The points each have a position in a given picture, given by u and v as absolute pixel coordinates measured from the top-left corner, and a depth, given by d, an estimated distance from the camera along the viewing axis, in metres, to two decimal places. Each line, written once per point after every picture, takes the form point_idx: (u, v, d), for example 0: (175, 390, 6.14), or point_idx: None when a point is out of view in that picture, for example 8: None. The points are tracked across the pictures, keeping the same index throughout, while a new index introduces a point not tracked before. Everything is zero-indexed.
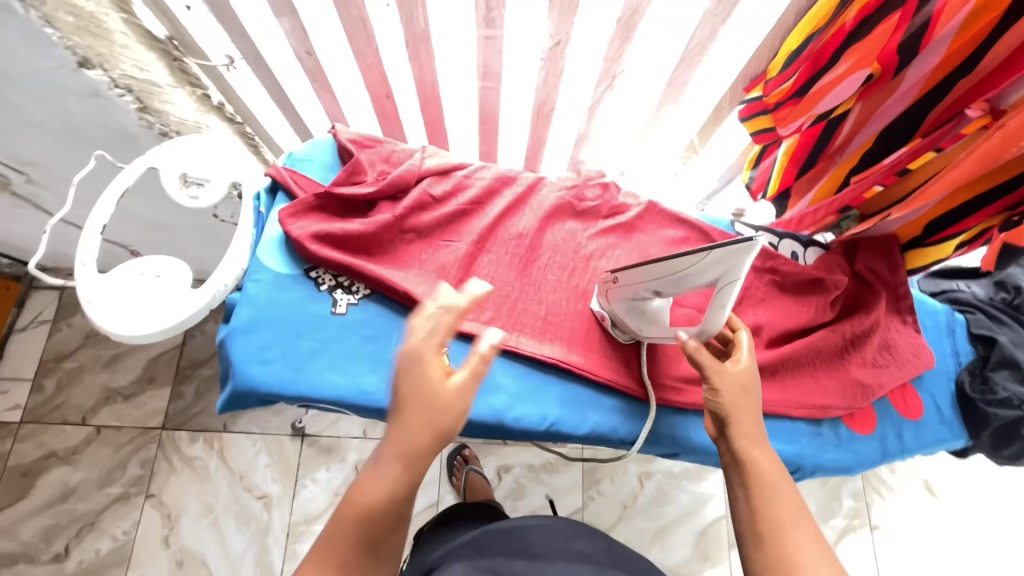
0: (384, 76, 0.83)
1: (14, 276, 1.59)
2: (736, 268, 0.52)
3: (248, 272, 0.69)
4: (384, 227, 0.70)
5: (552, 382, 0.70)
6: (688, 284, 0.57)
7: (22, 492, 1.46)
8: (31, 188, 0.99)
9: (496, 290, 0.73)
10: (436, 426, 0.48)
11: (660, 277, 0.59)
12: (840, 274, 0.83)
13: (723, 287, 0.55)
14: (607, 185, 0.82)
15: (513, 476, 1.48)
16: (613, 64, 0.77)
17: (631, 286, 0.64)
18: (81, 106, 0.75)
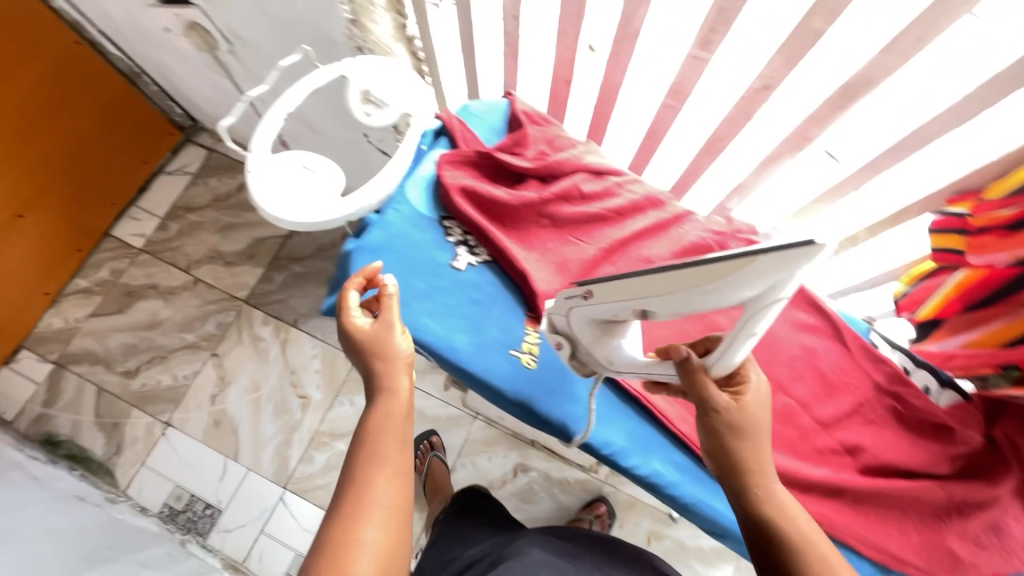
0: (573, 61, 0.84)
1: (179, 126, 1.80)
2: (782, 283, 0.42)
3: (392, 200, 0.72)
4: (526, 205, 0.70)
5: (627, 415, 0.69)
6: (711, 304, 0.47)
7: (121, 308, 1.65)
8: (230, 58, 1.10)
9: None
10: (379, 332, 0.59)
11: (675, 292, 0.48)
12: (973, 431, 0.74)
13: (755, 311, 0.45)
14: (755, 244, 0.78)
15: (528, 478, 1.49)
16: (813, 126, 0.73)
17: (610, 306, 0.57)
18: (304, 2, 0.80)
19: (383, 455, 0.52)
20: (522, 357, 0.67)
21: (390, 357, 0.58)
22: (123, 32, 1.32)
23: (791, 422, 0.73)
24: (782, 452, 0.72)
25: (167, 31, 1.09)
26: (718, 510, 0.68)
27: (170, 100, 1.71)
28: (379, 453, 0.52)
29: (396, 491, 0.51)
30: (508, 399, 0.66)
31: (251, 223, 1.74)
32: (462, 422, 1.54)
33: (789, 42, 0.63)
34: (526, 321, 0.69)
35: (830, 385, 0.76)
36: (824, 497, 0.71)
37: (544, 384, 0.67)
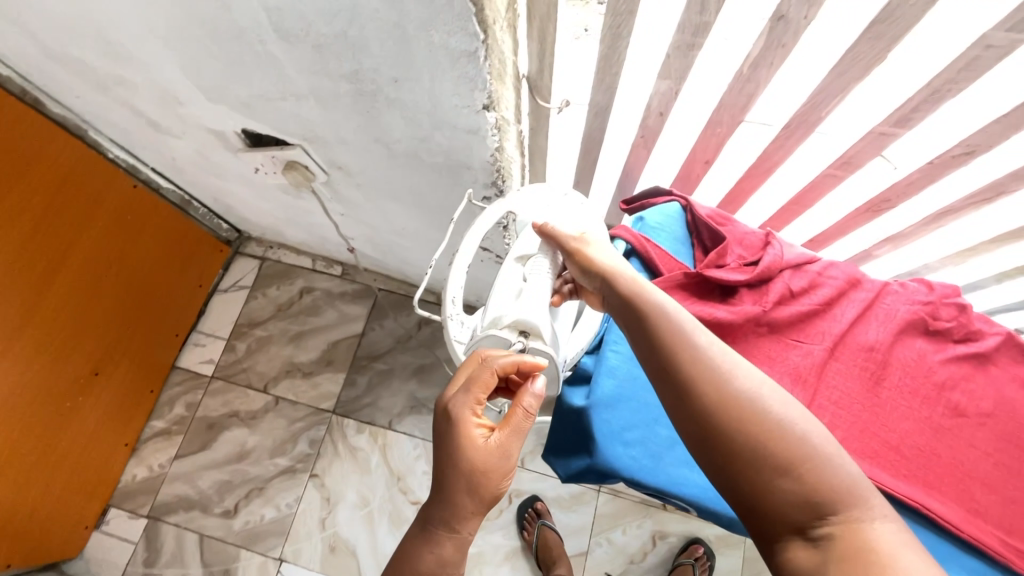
0: (721, 144, 0.81)
1: (226, 240, 1.74)
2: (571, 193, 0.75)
3: (604, 336, 0.68)
4: (746, 321, 0.67)
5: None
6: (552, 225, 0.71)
7: (206, 443, 1.57)
8: (323, 186, 1.06)
9: (847, 407, 0.68)
10: (491, 451, 0.54)
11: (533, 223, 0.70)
12: None
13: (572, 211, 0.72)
14: (966, 308, 0.74)
15: (668, 545, 1.43)
16: (1012, 180, 0.69)
17: (520, 278, 0.64)
18: (445, 137, 0.77)
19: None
20: None
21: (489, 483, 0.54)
22: (184, 168, 1.27)
23: None
24: None
25: (256, 171, 1.05)
26: None
27: (218, 218, 1.65)
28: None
29: None
30: None
31: (321, 328, 1.68)
32: (587, 497, 1.48)
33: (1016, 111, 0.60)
34: None
35: None
36: None
37: None
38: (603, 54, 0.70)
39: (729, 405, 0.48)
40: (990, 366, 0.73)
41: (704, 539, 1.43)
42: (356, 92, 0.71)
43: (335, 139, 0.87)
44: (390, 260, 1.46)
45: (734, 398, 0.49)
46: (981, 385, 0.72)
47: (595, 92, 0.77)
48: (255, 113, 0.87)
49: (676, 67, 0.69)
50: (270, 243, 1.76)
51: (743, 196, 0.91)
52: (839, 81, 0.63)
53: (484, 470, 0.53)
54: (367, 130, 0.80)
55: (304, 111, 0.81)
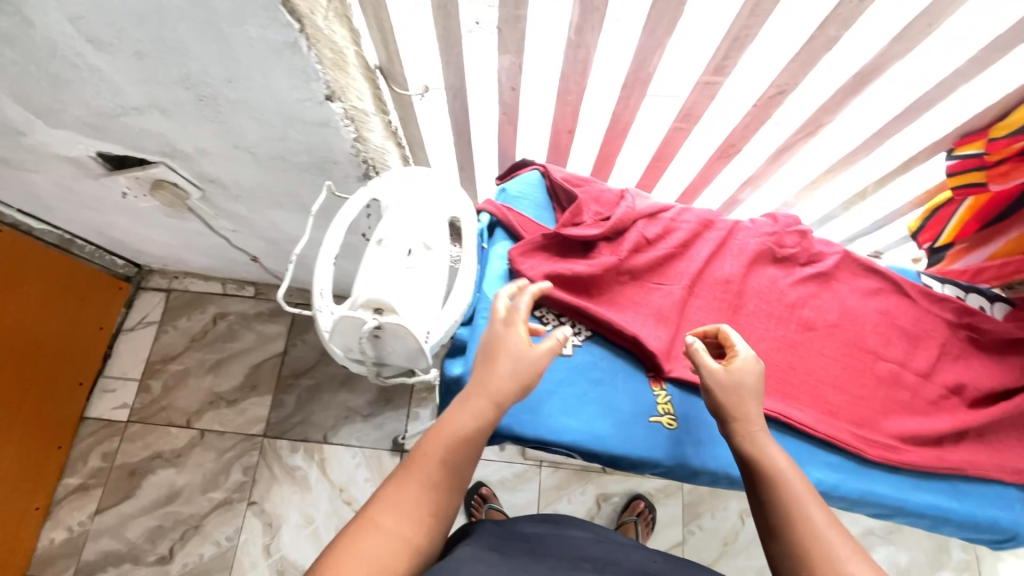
0: (577, 112, 0.85)
1: (125, 277, 1.65)
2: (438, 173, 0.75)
3: (476, 306, 0.70)
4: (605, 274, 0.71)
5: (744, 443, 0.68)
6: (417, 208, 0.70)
7: (129, 492, 1.48)
8: (202, 203, 1.03)
9: None
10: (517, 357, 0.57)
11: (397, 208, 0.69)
12: None
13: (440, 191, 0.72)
14: (807, 234, 0.82)
15: (613, 505, 1.49)
16: (824, 113, 0.76)
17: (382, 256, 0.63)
18: (302, 133, 0.76)
19: (438, 462, 0.52)
20: (661, 420, 0.67)
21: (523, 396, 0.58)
22: (53, 205, 1.19)
23: (897, 384, 0.76)
24: (902, 417, 0.74)
25: (125, 195, 1.00)
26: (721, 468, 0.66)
27: (110, 254, 1.56)
28: (435, 453, 0.52)
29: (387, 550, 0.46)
30: (666, 465, 0.65)
31: (240, 352, 1.62)
32: (530, 474, 1.51)
33: (804, 51, 0.66)
34: (651, 382, 0.69)
35: (913, 337, 0.80)
36: (953, 443, 0.74)
37: (691, 441, 0.66)
38: (441, 34, 0.72)
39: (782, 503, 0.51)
40: (833, 282, 0.81)
41: (645, 494, 1.49)
42: (196, 98, 0.70)
43: (196, 150, 0.85)
44: (298, 272, 1.43)
45: (805, 521, 0.49)
46: (827, 299, 0.79)
47: (446, 73, 0.79)
48: (104, 134, 0.83)
49: (511, 41, 0.72)
50: (174, 273, 1.69)
51: (612, 159, 0.96)
52: (652, 38, 0.67)
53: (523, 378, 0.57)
54: (223, 136, 0.79)
55: (152, 124, 0.78)
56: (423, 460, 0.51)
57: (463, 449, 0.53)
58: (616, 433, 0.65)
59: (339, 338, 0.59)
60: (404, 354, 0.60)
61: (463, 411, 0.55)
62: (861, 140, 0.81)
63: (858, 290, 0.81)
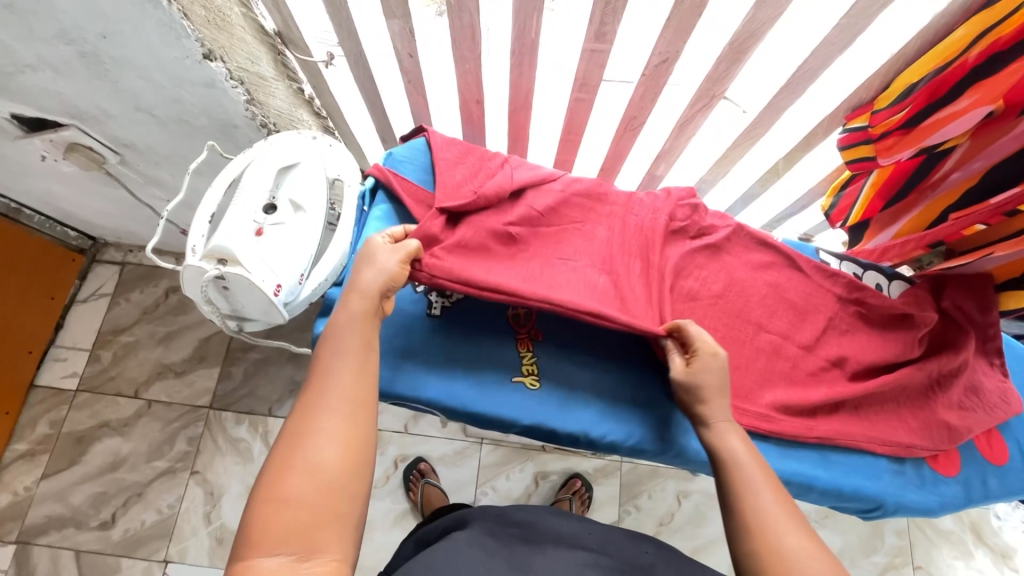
0: (480, 81, 0.85)
1: (79, 249, 1.66)
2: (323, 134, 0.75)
3: (349, 266, 0.71)
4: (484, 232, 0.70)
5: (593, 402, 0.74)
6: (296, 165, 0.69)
7: (75, 458, 1.51)
8: (122, 169, 1.04)
9: None
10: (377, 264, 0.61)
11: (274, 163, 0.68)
12: (930, 310, 0.80)
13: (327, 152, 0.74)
14: (699, 207, 0.82)
15: (550, 483, 1.50)
16: (715, 83, 0.77)
17: (242, 206, 0.63)
18: (193, 94, 0.77)
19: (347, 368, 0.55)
20: (523, 380, 0.73)
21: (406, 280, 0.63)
22: None
23: (777, 355, 0.77)
24: (778, 387, 0.75)
25: (45, 159, 1.01)
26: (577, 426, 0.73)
27: (61, 226, 1.57)
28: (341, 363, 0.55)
29: (334, 459, 0.49)
30: (522, 424, 0.71)
31: (190, 326, 1.64)
32: (471, 451, 1.53)
33: (675, 14, 0.66)
34: (518, 344, 0.74)
35: (801, 311, 0.80)
36: (827, 414, 0.75)
37: (549, 402, 0.72)
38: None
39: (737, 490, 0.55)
40: (724, 254, 0.81)
41: (583, 473, 1.51)
42: (79, 55, 0.71)
43: (100, 112, 0.86)
44: None
45: (757, 506, 0.53)
46: (715, 270, 0.80)
47: (341, 39, 0.80)
48: (7, 93, 0.84)
49: (395, 5, 0.72)
50: (129, 246, 1.70)
51: (524, 131, 0.97)
52: (526, 3, 0.68)
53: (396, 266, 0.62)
54: (119, 96, 0.80)
55: (49, 83, 0.79)
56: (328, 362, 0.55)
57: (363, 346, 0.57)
58: (476, 392, 0.70)
59: (189, 286, 0.61)
60: (258, 307, 0.63)
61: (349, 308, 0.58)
62: (756, 112, 0.82)
63: (749, 263, 0.81)
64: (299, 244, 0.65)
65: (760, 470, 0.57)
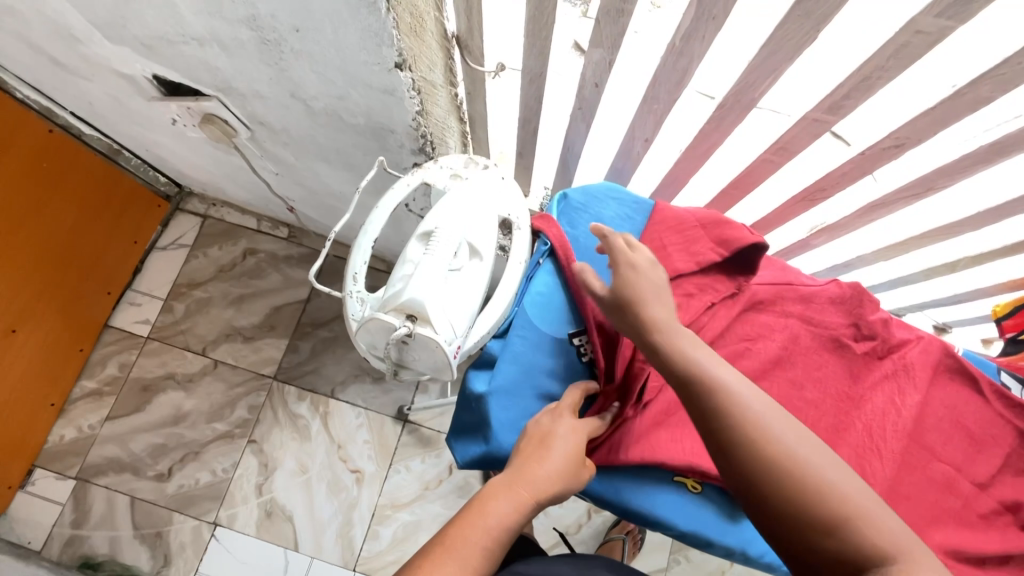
0: (660, 123, 0.77)
1: (166, 195, 1.64)
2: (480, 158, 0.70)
3: (512, 321, 0.66)
4: (666, 386, 0.64)
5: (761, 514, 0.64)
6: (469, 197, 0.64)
7: (140, 406, 1.52)
8: (249, 143, 0.99)
9: None
10: (565, 453, 0.55)
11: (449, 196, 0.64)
12: None
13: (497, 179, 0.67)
14: (888, 321, 0.72)
15: (603, 518, 1.47)
16: (941, 177, 0.67)
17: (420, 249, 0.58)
18: (363, 96, 0.71)
19: (480, 549, 0.47)
20: (685, 481, 0.64)
21: (572, 490, 0.55)
22: (104, 114, 1.17)
23: (948, 490, 0.69)
24: (949, 527, 0.68)
25: (175, 122, 0.97)
26: (739, 543, 0.64)
27: (154, 171, 1.55)
28: (479, 540, 0.47)
29: None
30: (681, 529, 0.63)
31: (264, 291, 1.62)
32: None
33: (943, 104, 0.57)
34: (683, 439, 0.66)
35: (978, 441, 0.72)
36: (996, 567, 0.68)
37: (710, 511, 0.64)
38: (530, 13, 0.64)
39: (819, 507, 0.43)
40: (914, 376, 0.71)
41: None
42: (259, 41, 0.65)
43: (249, 91, 0.80)
44: (328, 223, 1.37)
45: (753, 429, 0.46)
46: (902, 392, 0.71)
47: (526, 56, 0.72)
48: (160, 57, 0.78)
49: (606, 36, 0.64)
50: (212, 200, 1.68)
51: (684, 178, 0.88)
52: (769, 63, 0.59)
53: (571, 473, 0.54)
54: (281, 83, 0.74)
55: (211, 58, 0.73)
56: (458, 549, 0.47)
57: (509, 536, 0.49)
58: (635, 483, 0.64)
59: (364, 334, 0.56)
60: (430, 364, 0.57)
61: (505, 498, 0.51)
62: (968, 213, 0.72)
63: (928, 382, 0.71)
64: (474, 297, 0.59)
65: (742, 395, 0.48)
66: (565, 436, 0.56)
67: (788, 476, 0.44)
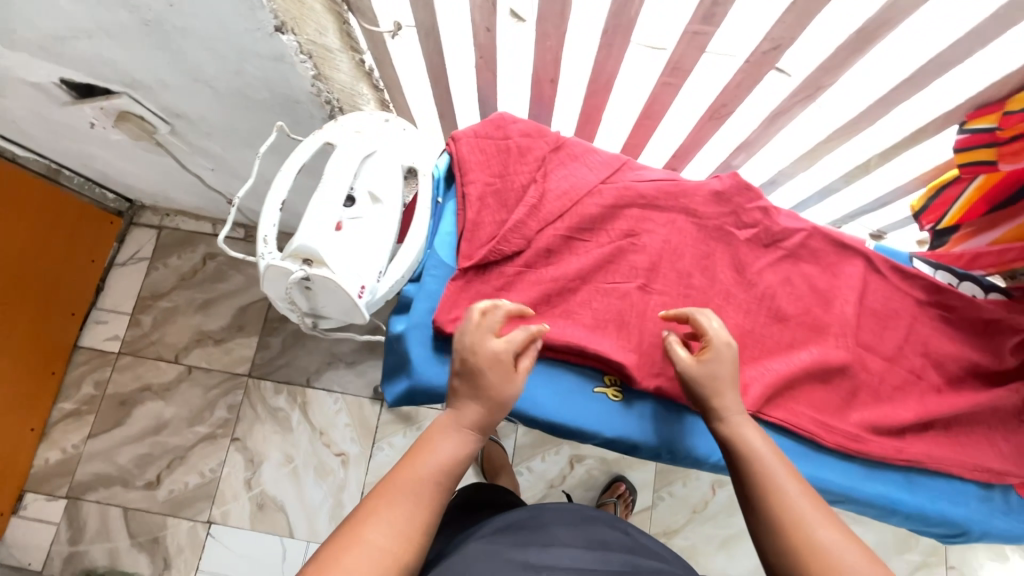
0: (558, 60, 0.79)
1: (117, 211, 1.64)
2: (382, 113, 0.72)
3: (425, 263, 0.67)
4: (543, 275, 0.67)
5: (681, 411, 0.67)
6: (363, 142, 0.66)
7: (120, 419, 1.54)
8: (171, 138, 1.00)
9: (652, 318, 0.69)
10: (502, 377, 0.57)
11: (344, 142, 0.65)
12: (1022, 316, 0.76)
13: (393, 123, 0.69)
14: (769, 209, 0.75)
15: (586, 467, 1.50)
16: (826, 74, 0.70)
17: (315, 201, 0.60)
18: (258, 68, 0.73)
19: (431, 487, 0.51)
20: (606, 391, 0.66)
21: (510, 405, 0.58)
22: (33, 133, 1.17)
23: (862, 371, 0.72)
24: (868, 405, 0.71)
25: (94, 125, 0.97)
26: (668, 439, 0.66)
27: (100, 187, 1.55)
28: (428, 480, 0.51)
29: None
30: (605, 437, 0.65)
31: (228, 293, 1.63)
32: (507, 432, 1.52)
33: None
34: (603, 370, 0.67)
35: (882, 318, 0.76)
36: (916, 434, 0.71)
37: (631, 414, 0.66)
38: None
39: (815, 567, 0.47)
40: (807, 259, 0.75)
41: (627, 478, 1.49)
42: (141, 23, 0.66)
43: (154, 81, 0.81)
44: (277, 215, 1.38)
45: (778, 494, 0.52)
46: (796, 274, 0.75)
47: (414, 8, 0.73)
48: (60, 58, 0.79)
49: None
50: (165, 211, 1.68)
51: (597, 115, 0.90)
52: None
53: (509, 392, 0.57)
54: (181, 68, 0.75)
55: (105, 50, 0.74)
56: (418, 485, 0.51)
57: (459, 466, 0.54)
58: (534, 397, 0.64)
59: (270, 286, 0.59)
60: (337, 306, 0.60)
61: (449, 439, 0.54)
62: (864, 107, 0.75)
63: (818, 266, 0.76)
64: (376, 240, 0.61)
65: (782, 465, 0.54)
66: (497, 363, 0.57)
67: (794, 548, 0.48)
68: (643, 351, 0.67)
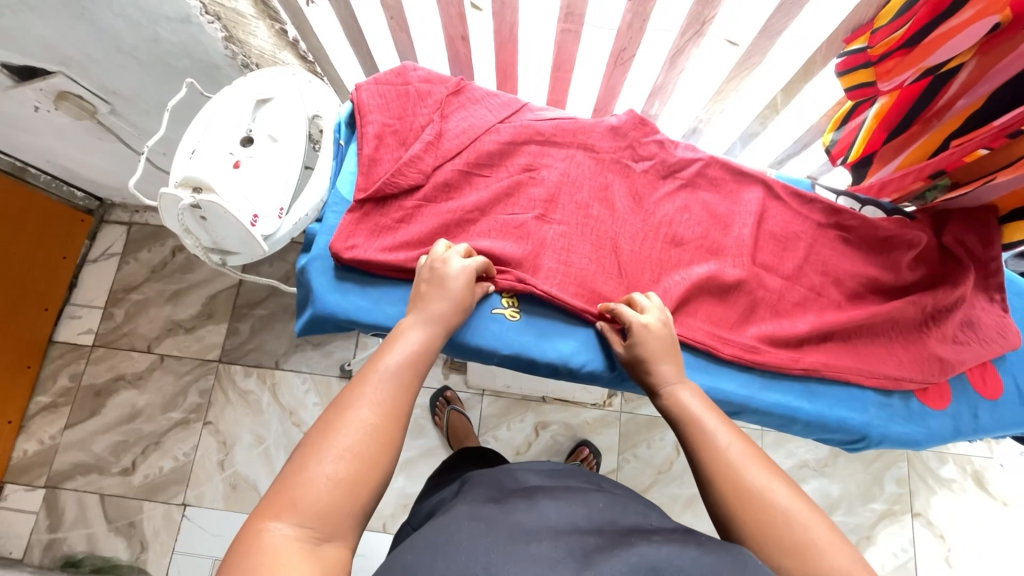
0: (462, 15, 0.83)
1: (87, 210, 1.69)
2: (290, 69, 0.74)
3: (328, 202, 0.72)
4: (440, 209, 0.70)
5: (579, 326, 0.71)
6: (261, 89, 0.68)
7: (95, 410, 1.58)
8: (113, 118, 1.05)
9: (549, 245, 0.72)
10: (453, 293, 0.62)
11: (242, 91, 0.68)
12: (919, 231, 0.79)
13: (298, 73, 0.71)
14: (665, 143, 0.78)
15: (550, 433, 1.53)
16: (706, 7, 0.73)
17: (217, 136, 0.63)
18: (171, 32, 0.77)
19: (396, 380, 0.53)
20: (505, 312, 0.70)
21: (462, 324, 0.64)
22: None
23: (760, 288, 0.75)
24: (765, 320, 0.75)
25: (38, 109, 1.02)
26: (565, 355, 0.69)
27: (68, 185, 1.59)
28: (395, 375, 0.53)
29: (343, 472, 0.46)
30: (503, 354, 0.68)
31: (197, 283, 1.67)
32: (472, 403, 1.54)
33: None
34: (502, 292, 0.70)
35: (782, 241, 0.78)
36: (814, 346, 0.74)
37: (528, 333, 0.70)
38: None
39: (762, 515, 0.47)
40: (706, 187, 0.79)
41: (590, 441, 1.51)
42: None
43: (83, 57, 0.85)
44: None
45: (715, 447, 0.53)
46: (695, 202, 0.78)
47: None
48: None
49: None
50: (135, 207, 1.72)
51: (513, 69, 0.94)
52: None
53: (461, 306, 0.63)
54: (102, 40, 0.80)
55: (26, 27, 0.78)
56: (382, 378, 0.53)
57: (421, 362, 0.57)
58: None
59: (167, 215, 0.62)
60: (233, 236, 0.63)
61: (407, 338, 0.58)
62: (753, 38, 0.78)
63: (716, 195, 0.79)
64: (272, 175, 0.65)
65: (716, 418, 0.56)
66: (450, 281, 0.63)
67: (741, 500, 0.48)
68: (541, 275, 0.71)
